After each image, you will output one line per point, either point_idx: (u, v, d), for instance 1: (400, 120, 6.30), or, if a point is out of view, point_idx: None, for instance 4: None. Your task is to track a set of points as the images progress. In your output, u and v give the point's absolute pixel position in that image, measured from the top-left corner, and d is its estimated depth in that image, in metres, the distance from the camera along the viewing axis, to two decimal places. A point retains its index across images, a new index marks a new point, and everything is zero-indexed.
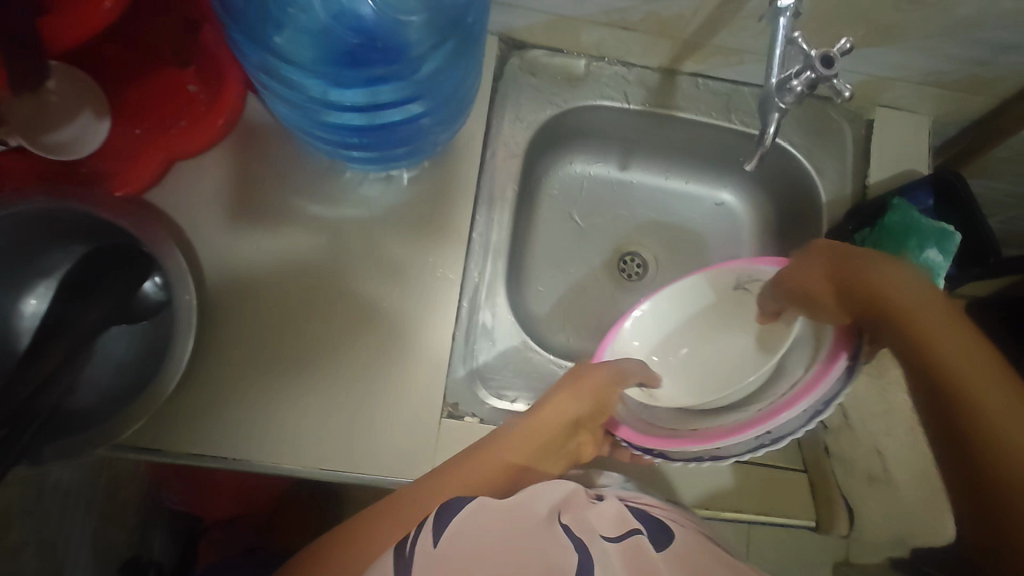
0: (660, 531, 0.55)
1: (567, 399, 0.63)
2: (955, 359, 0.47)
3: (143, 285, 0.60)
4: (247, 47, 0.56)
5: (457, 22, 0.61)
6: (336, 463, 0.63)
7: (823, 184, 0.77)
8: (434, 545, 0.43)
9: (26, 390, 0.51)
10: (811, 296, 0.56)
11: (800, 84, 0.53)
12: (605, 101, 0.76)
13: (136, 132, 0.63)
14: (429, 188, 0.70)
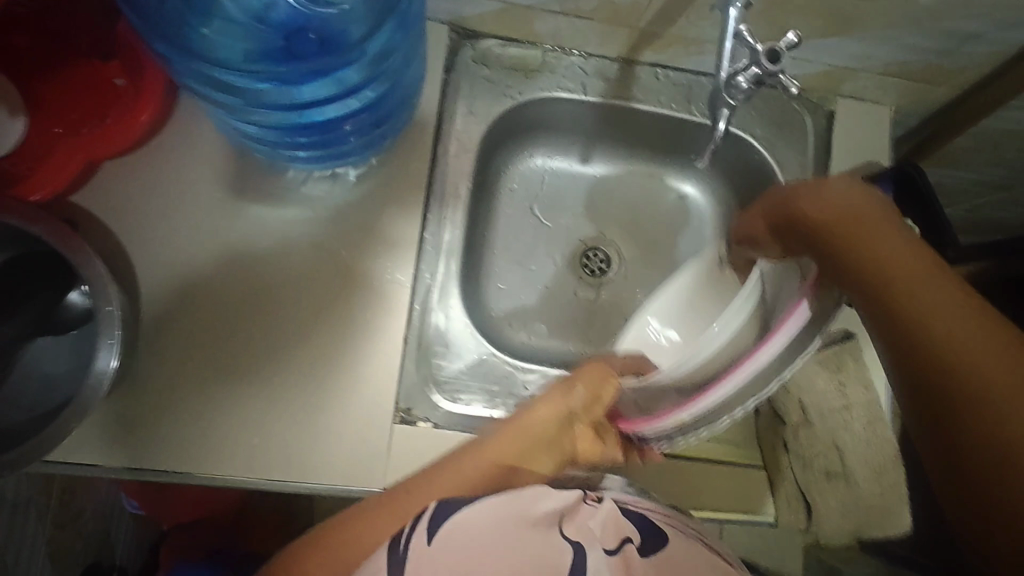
0: (654, 536, 0.52)
1: (558, 394, 0.60)
2: (908, 276, 0.44)
3: (69, 295, 0.56)
4: (174, 56, 0.52)
5: (394, 5, 0.57)
6: (284, 473, 0.61)
7: (784, 178, 0.75)
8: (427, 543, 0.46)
9: None
10: (756, 239, 0.57)
11: (745, 79, 0.52)
12: (561, 92, 0.74)
13: (54, 131, 0.58)
14: (377, 186, 0.67)
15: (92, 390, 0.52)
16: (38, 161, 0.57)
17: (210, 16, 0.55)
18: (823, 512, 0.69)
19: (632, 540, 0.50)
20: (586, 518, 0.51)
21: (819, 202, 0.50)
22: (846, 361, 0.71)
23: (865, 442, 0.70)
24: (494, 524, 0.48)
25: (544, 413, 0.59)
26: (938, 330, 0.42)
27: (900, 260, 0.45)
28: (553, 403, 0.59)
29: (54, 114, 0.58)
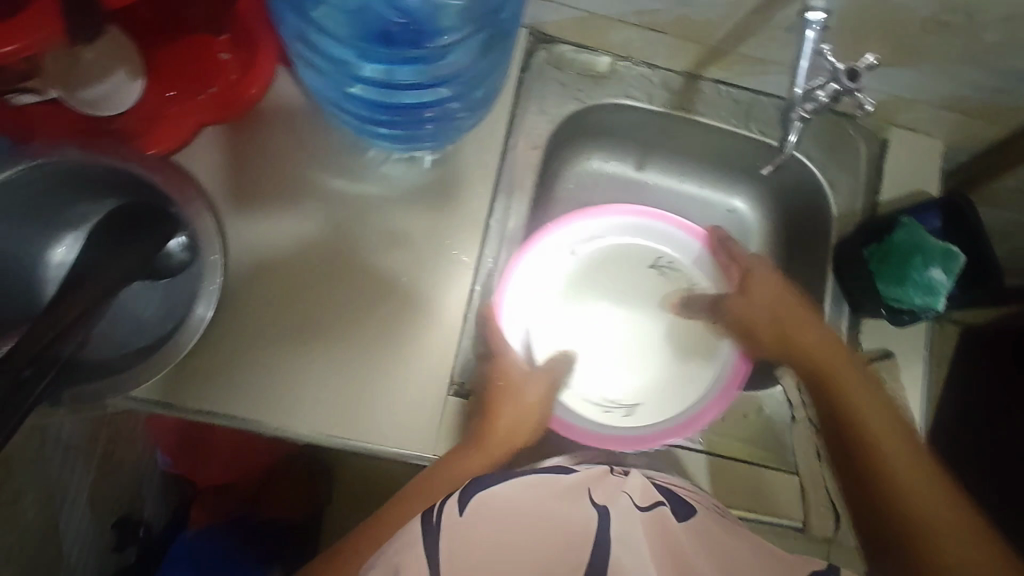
0: (681, 503, 0.57)
1: (517, 408, 0.66)
2: (856, 400, 0.65)
3: (168, 244, 0.60)
4: (288, 13, 0.58)
5: (493, 16, 0.61)
6: (346, 431, 0.65)
7: (835, 199, 0.78)
8: (460, 513, 0.49)
9: (46, 337, 0.51)
10: (749, 329, 0.74)
11: (824, 94, 0.57)
12: (628, 100, 0.78)
13: (167, 94, 0.63)
14: (450, 172, 0.71)
15: (188, 334, 0.60)
16: (150, 122, 0.62)
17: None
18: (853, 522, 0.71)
19: (664, 504, 0.56)
20: (620, 487, 0.55)
21: (812, 334, 0.70)
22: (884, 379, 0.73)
23: None
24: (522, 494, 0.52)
25: (508, 424, 0.65)
26: (877, 442, 0.62)
27: (853, 391, 0.66)
28: (518, 414, 0.66)
29: (168, 78, 0.63)
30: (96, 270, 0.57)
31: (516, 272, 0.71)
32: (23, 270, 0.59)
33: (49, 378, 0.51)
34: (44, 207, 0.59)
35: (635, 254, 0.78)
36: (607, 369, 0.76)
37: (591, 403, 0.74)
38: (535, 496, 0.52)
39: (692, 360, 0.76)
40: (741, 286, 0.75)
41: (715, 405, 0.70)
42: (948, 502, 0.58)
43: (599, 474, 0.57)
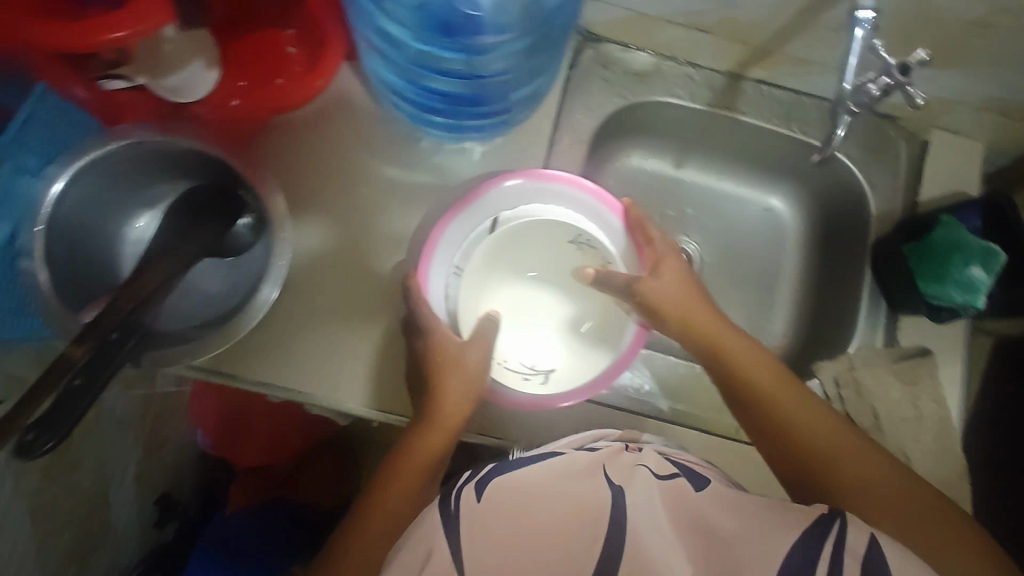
0: (694, 476, 0.61)
1: (459, 389, 0.62)
2: (753, 368, 0.65)
3: (236, 225, 0.63)
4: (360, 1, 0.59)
5: (545, 20, 0.64)
6: (393, 407, 0.68)
7: (873, 198, 0.80)
8: (478, 499, 0.56)
9: (128, 306, 0.55)
10: (654, 309, 0.66)
11: (876, 87, 0.59)
12: (672, 98, 0.80)
13: (240, 84, 0.67)
14: (499, 163, 0.73)
15: (253, 312, 0.63)
16: (225, 110, 0.66)
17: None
18: None
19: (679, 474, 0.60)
20: (634, 462, 0.61)
21: (663, 296, 0.66)
22: (921, 375, 0.74)
23: (931, 454, 0.73)
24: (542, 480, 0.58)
25: (456, 400, 0.62)
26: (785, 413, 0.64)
27: (747, 356, 0.66)
28: (462, 395, 0.63)
29: (241, 69, 0.67)
30: (171, 250, 0.59)
31: (439, 250, 0.67)
32: (106, 243, 0.63)
33: (126, 352, 0.54)
34: (130, 182, 0.63)
35: (549, 228, 0.68)
36: (539, 336, 0.72)
37: (510, 369, 0.69)
38: (546, 481, 0.58)
39: (614, 334, 0.70)
40: (651, 272, 0.67)
41: (607, 374, 0.65)
42: (850, 436, 0.63)
43: (614, 453, 0.62)
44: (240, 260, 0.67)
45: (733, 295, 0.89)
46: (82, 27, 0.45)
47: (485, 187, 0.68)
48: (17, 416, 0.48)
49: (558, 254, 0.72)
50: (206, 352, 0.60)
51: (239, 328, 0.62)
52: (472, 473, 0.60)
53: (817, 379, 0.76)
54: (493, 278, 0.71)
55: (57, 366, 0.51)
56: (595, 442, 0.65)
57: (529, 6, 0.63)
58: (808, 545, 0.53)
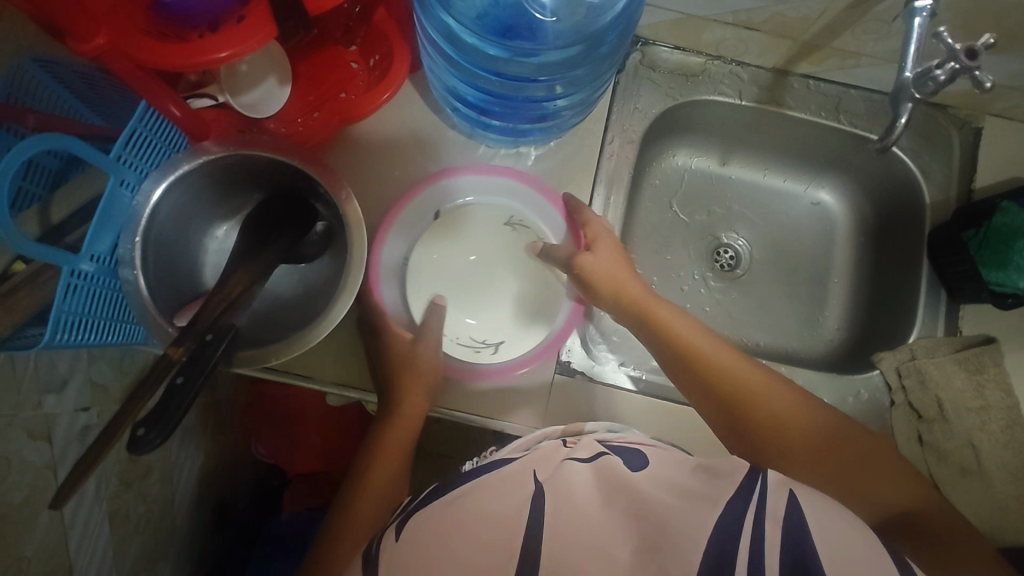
0: (635, 457, 0.54)
1: (416, 392, 0.64)
2: (680, 326, 0.63)
3: (310, 232, 0.67)
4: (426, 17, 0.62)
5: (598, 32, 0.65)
6: (461, 407, 0.67)
7: (927, 188, 0.80)
8: (395, 538, 0.50)
9: (217, 310, 0.58)
10: (585, 284, 0.65)
11: (943, 73, 0.58)
12: (719, 97, 0.82)
13: (309, 99, 0.70)
14: (553, 166, 0.75)
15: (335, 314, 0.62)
16: (295, 125, 0.70)
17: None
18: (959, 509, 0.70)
19: (611, 456, 0.54)
20: (561, 459, 0.54)
21: (597, 269, 0.64)
22: (987, 364, 0.73)
23: (1001, 443, 0.71)
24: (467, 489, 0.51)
25: (416, 404, 0.64)
26: (715, 366, 0.60)
27: (672, 316, 0.63)
28: (418, 401, 0.64)
29: (309, 86, 0.71)
30: (253, 256, 0.63)
31: (387, 243, 0.68)
32: (193, 252, 0.67)
33: (218, 355, 0.55)
34: (220, 191, 0.67)
35: (481, 213, 0.70)
36: (483, 309, 0.70)
37: (459, 343, 0.68)
38: (470, 487, 0.50)
39: (552, 305, 0.69)
40: (586, 248, 0.67)
41: (548, 347, 0.66)
42: (782, 393, 0.60)
43: (546, 451, 0.56)
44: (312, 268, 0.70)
45: (782, 291, 0.90)
46: (195, 46, 0.49)
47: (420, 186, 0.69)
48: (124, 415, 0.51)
49: (488, 233, 0.71)
50: (296, 350, 0.60)
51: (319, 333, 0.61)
52: (407, 509, 0.54)
53: (877, 370, 0.77)
54: (437, 262, 0.70)
55: (159, 368, 0.54)
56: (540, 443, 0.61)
57: (584, 20, 0.64)
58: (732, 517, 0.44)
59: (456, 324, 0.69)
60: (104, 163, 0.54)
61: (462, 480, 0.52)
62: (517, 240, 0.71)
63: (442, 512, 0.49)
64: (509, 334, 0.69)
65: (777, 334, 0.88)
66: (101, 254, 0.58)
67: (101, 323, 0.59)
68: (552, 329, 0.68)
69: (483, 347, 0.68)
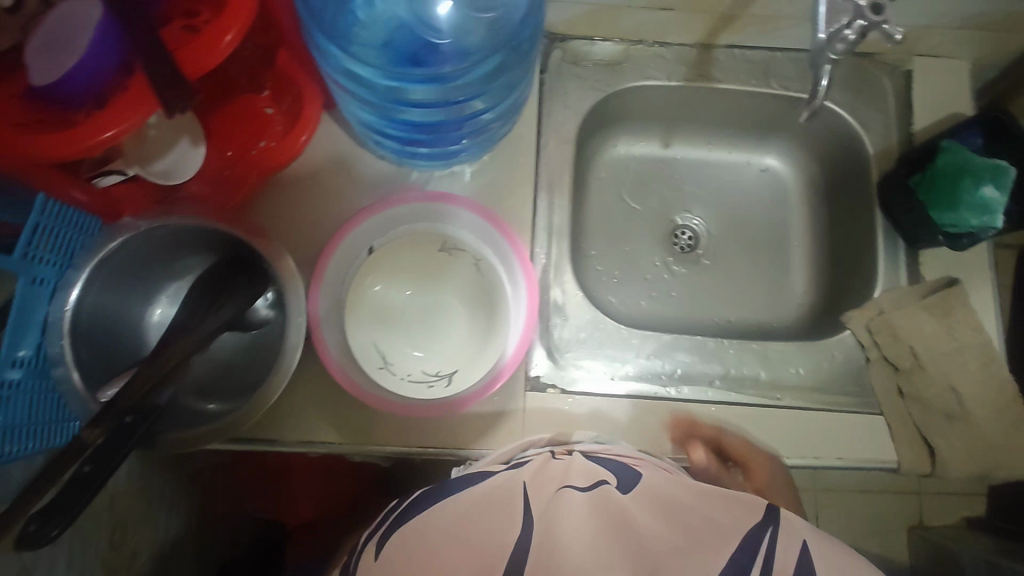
0: (627, 474, 0.54)
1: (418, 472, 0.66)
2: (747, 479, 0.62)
3: (258, 302, 0.64)
4: (328, 54, 0.60)
5: (512, 39, 0.63)
6: (440, 443, 0.66)
7: (868, 138, 0.79)
8: (373, 558, 0.49)
9: (145, 385, 0.54)
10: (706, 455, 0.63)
11: (851, 32, 0.58)
12: (648, 81, 0.80)
13: (228, 154, 0.68)
14: (489, 179, 0.73)
15: (280, 372, 0.58)
16: (218, 182, 0.67)
17: (364, 14, 0.63)
18: (949, 456, 0.70)
19: (608, 481, 0.52)
20: (558, 486, 0.51)
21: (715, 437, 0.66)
22: (954, 305, 0.72)
23: (980, 382, 0.71)
24: (450, 513, 0.50)
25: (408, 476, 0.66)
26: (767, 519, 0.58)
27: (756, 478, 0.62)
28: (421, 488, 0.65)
29: (224, 140, 0.68)
30: (192, 325, 0.60)
31: (323, 288, 0.64)
32: (129, 333, 0.65)
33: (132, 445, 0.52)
34: (156, 265, 0.65)
35: (411, 241, 0.66)
36: (433, 339, 0.65)
37: (410, 380, 0.63)
38: (465, 512, 0.50)
39: (500, 327, 0.65)
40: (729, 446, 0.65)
41: (496, 377, 0.62)
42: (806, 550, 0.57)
43: (539, 466, 0.55)
44: (259, 338, 0.66)
45: (745, 263, 0.89)
46: (69, 132, 0.46)
47: (346, 227, 0.65)
48: (22, 504, 0.46)
49: (421, 263, 0.66)
50: (239, 423, 0.57)
51: (267, 395, 0.57)
52: (384, 519, 0.54)
53: (849, 330, 0.75)
54: (375, 301, 0.65)
55: (68, 453, 0.49)
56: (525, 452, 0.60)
57: (496, 26, 0.63)
58: (737, 566, 0.45)
59: (405, 360, 0.64)
60: (6, 262, 0.51)
61: (448, 491, 0.52)
62: (456, 267, 0.67)
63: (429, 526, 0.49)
64: (463, 361, 0.64)
65: (747, 306, 0.87)
66: (26, 357, 0.54)
67: (38, 426, 0.55)
68: (504, 350, 0.63)
69: (436, 378, 0.63)
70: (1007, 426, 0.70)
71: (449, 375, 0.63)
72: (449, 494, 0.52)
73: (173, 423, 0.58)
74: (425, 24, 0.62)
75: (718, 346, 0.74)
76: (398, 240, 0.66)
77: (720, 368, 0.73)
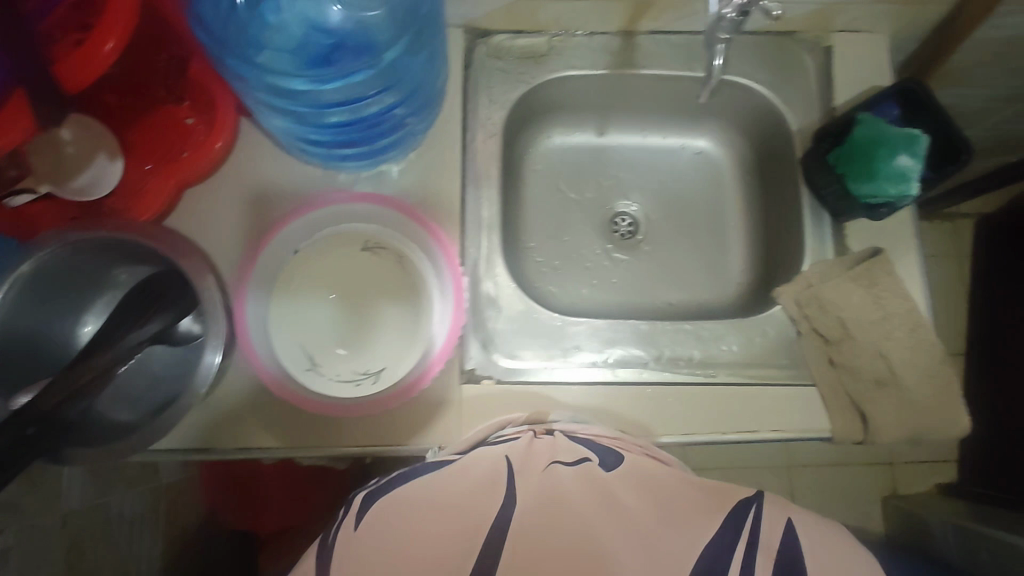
0: (609, 454, 0.62)
1: None
2: None
3: (183, 319, 0.63)
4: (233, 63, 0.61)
5: (413, 13, 0.67)
6: (379, 440, 0.67)
7: (791, 115, 0.80)
8: (354, 529, 0.57)
9: (56, 399, 0.55)
10: None
11: (732, 11, 0.59)
12: (571, 71, 0.81)
13: (147, 167, 0.68)
14: (416, 176, 0.74)
15: (199, 382, 0.59)
16: (135, 195, 0.67)
17: (272, 18, 0.63)
18: (880, 424, 0.71)
19: (590, 459, 0.61)
20: (547, 462, 0.61)
21: None
22: (878, 276, 0.73)
23: (908, 349, 0.72)
24: (435, 496, 0.58)
25: None
26: None
27: None
28: None
29: (143, 153, 0.68)
30: (112, 342, 0.59)
31: (250, 299, 0.64)
32: (56, 346, 0.64)
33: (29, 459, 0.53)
34: (79, 280, 0.64)
35: (332, 244, 0.67)
36: (360, 338, 0.65)
37: (338, 380, 0.64)
38: (473, 491, 0.59)
39: (425, 318, 0.66)
40: None
41: (424, 375, 0.63)
42: None
43: (527, 448, 0.62)
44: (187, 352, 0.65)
45: (684, 245, 0.90)
46: None
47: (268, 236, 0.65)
48: None
49: (344, 264, 0.67)
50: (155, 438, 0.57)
51: (184, 409, 0.57)
52: (367, 487, 0.61)
53: (779, 305, 0.77)
54: (300, 305, 0.65)
55: None
56: (502, 430, 0.66)
57: (393, 5, 0.66)
58: None
59: (334, 361, 0.64)
60: None
61: (428, 469, 0.60)
62: (380, 265, 0.67)
63: (435, 496, 0.58)
64: (392, 356, 0.65)
65: (687, 288, 0.88)
66: None
67: None
68: (433, 341, 0.65)
69: (365, 376, 0.64)
70: (934, 391, 0.72)
71: (377, 372, 0.64)
72: (431, 474, 0.60)
73: (84, 437, 0.58)
74: (329, 24, 0.64)
75: (653, 329, 0.75)
76: (319, 242, 0.67)
77: (654, 350, 0.74)
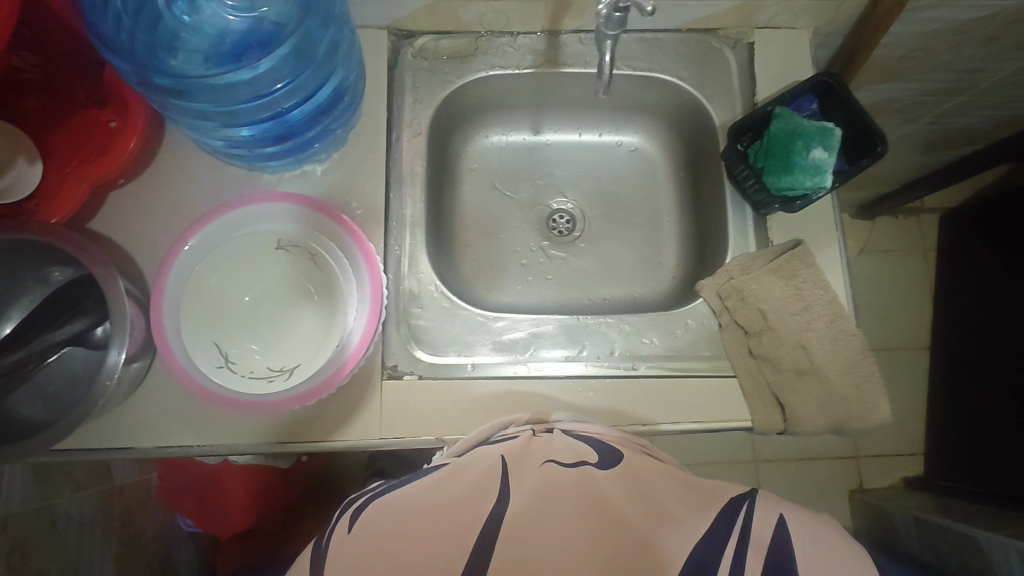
0: (610, 452, 0.60)
1: None
2: None
3: (98, 327, 0.65)
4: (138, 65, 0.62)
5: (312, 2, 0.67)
6: (296, 436, 0.67)
7: (714, 111, 0.82)
8: (348, 530, 0.54)
9: None
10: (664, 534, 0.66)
11: (606, 8, 0.60)
12: (496, 71, 0.82)
13: (65, 169, 0.67)
14: (339, 175, 0.75)
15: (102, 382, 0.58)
16: (54, 197, 0.67)
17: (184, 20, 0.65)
18: (800, 414, 0.72)
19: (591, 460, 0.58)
20: (542, 460, 0.58)
21: None
22: (798, 267, 0.74)
23: (830, 339, 0.72)
24: (428, 498, 0.55)
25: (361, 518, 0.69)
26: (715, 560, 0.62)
27: None
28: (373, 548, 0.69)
29: (65, 155, 0.67)
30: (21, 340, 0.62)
31: (164, 300, 0.64)
32: None
33: None
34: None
35: (249, 244, 0.68)
36: (274, 337, 0.66)
37: (252, 378, 0.64)
38: (469, 490, 0.55)
39: (338, 316, 0.67)
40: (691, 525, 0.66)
41: (333, 376, 0.63)
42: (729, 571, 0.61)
43: (523, 445, 0.60)
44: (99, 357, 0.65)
45: (622, 240, 0.91)
46: None
47: (184, 237, 0.66)
48: None
49: (260, 263, 0.68)
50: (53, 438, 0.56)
51: (88, 408, 0.57)
52: (364, 492, 0.59)
53: (702, 298, 0.78)
54: (214, 305, 0.66)
55: None
56: (505, 430, 0.64)
57: None
58: None
59: (248, 360, 0.65)
60: None
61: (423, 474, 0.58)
62: (296, 263, 0.68)
63: (427, 499, 0.55)
64: (306, 352, 0.66)
65: (622, 283, 0.89)
66: None
67: None
68: (348, 338, 0.65)
69: (279, 373, 0.65)
70: (855, 379, 0.72)
71: (291, 368, 0.65)
72: (427, 479, 0.57)
73: None
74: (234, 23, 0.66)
75: (579, 323, 0.76)
76: (234, 243, 0.67)
77: (577, 345, 0.75)
